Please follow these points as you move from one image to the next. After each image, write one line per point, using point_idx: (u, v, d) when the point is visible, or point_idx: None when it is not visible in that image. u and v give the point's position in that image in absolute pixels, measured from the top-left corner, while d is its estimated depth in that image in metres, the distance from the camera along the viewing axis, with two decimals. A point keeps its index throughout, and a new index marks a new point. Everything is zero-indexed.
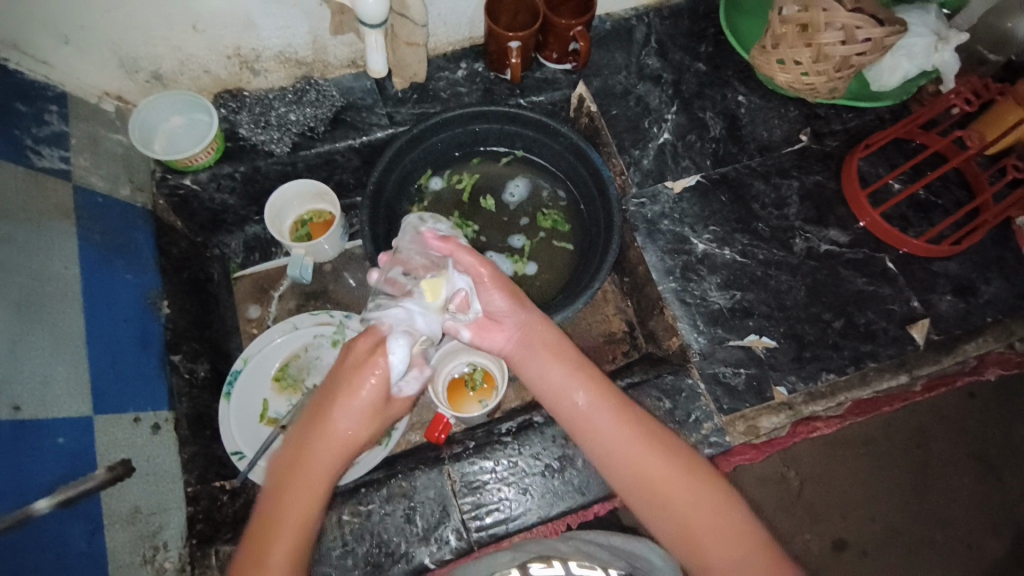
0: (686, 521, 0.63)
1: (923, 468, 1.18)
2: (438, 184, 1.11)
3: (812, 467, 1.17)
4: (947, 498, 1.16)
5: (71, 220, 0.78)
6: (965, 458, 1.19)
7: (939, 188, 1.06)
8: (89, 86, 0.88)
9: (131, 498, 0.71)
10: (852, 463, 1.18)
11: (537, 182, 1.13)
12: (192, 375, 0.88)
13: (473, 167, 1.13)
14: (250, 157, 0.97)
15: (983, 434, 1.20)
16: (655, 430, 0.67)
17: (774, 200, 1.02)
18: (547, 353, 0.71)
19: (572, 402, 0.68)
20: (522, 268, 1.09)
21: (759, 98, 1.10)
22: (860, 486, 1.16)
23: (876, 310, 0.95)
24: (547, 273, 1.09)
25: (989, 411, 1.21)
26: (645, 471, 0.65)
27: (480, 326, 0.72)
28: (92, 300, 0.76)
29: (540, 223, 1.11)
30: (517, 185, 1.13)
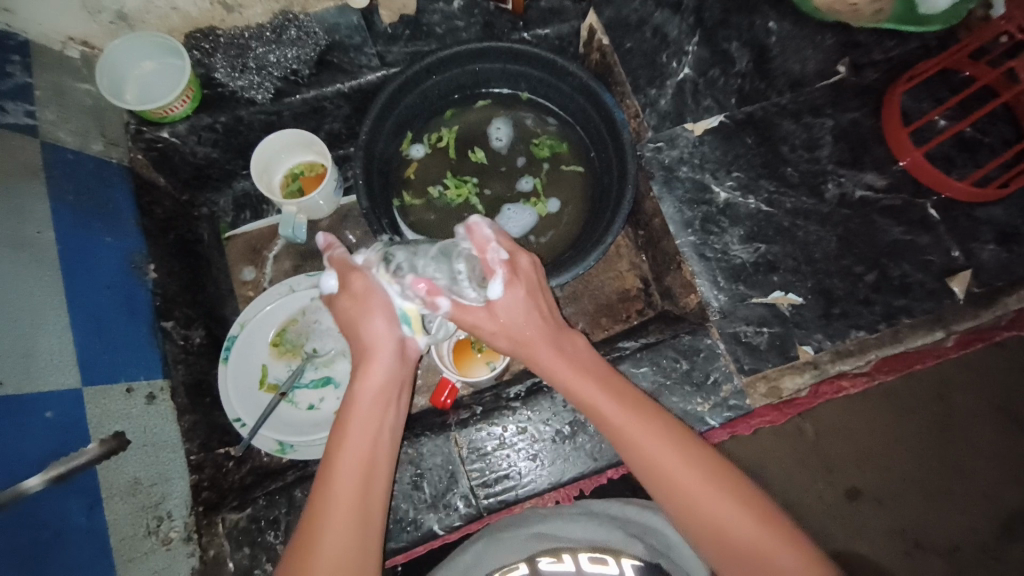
0: (721, 535, 0.56)
1: (942, 419, 1.14)
2: (420, 151, 1.03)
3: (830, 423, 1.14)
4: (968, 449, 1.13)
5: (41, 179, 0.72)
6: (987, 407, 1.14)
7: (987, 125, 0.95)
8: (51, 30, 0.78)
9: (129, 470, 0.69)
10: (870, 421, 1.14)
11: (517, 114, 1.05)
12: (186, 342, 0.85)
13: (448, 121, 1.04)
14: (230, 106, 0.89)
15: (1009, 382, 1.15)
16: (691, 444, 0.60)
17: (805, 141, 0.93)
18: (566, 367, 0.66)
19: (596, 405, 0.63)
20: (543, 209, 1.02)
21: (792, 25, 0.98)
22: (877, 437, 1.13)
23: (912, 261, 0.88)
24: (571, 204, 1.02)
25: (1016, 361, 1.16)
26: (676, 481, 0.58)
27: None
28: (71, 266, 0.71)
29: (536, 152, 1.04)
30: (499, 126, 1.04)
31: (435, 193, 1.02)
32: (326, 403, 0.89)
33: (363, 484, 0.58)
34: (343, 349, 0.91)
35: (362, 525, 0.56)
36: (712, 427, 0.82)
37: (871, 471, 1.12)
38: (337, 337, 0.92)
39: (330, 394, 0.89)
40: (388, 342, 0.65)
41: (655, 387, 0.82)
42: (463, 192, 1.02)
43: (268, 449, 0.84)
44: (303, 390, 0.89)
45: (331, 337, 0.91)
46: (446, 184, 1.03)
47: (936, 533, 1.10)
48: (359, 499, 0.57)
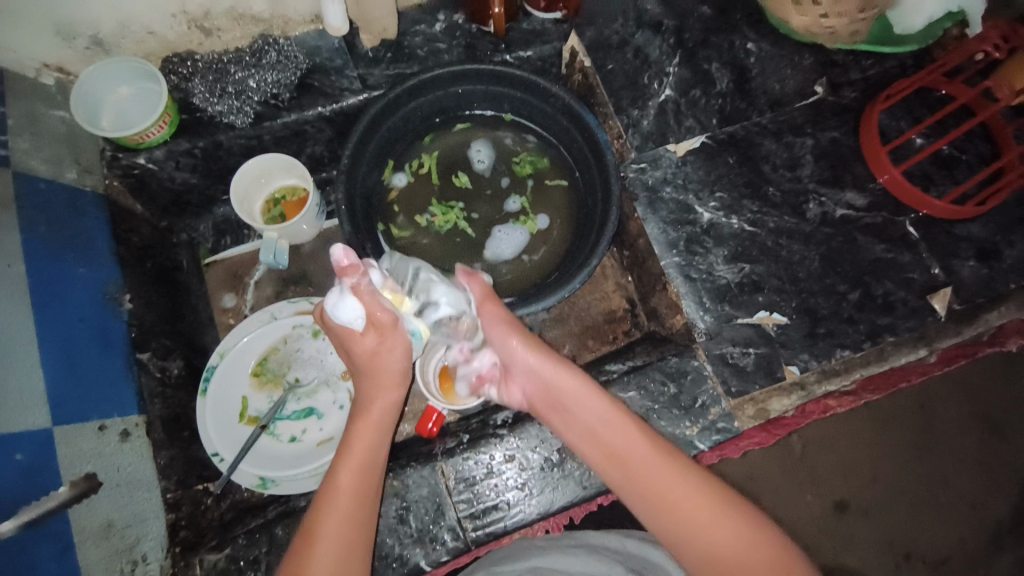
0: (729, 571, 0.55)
1: (925, 427, 1.14)
2: (402, 180, 1.03)
3: (820, 438, 1.13)
4: (949, 456, 1.14)
5: (10, 212, 0.70)
6: (967, 414, 1.15)
7: (962, 143, 0.97)
8: (26, 57, 0.77)
9: (103, 512, 0.67)
10: (856, 437, 1.14)
11: (498, 135, 1.04)
12: (164, 374, 0.82)
13: (426, 147, 1.03)
14: (209, 130, 0.87)
15: (987, 390, 1.16)
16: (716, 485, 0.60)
17: (786, 161, 0.94)
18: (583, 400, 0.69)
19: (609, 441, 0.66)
20: (533, 226, 1.02)
21: (771, 45, 0.99)
22: (863, 449, 1.13)
23: (894, 279, 0.88)
24: (560, 219, 1.02)
25: (994, 369, 1.17)
26: (683, 512, 0.59)
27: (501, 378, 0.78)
28: (42, 301, 0.69)
29: (518, 168, 1.04)
30: (479, 150, 1.04)
31: (422, 221, 1.02)
32: (309, 434, 0.87)
33: (357, 496, 0.62)
34: (325, 378, 0.89)
35: (358, 533, 0.60)
36: (700, 451, 0.81)
37: (861, 485, 1.12)
38: (320, 366, 0.90)
39: (312, 425, 0.87)
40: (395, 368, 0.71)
41: (643, 411, 0.82)
42: (450, 217, 1.02)
43: (248, 484, 0.81)
44: (285, 421, 0.87)
45: (314, 366, 0.89)
46: (433, 211, 1.02)
47: (922, 542, 1.11)
48: (358, 508, 0.62)
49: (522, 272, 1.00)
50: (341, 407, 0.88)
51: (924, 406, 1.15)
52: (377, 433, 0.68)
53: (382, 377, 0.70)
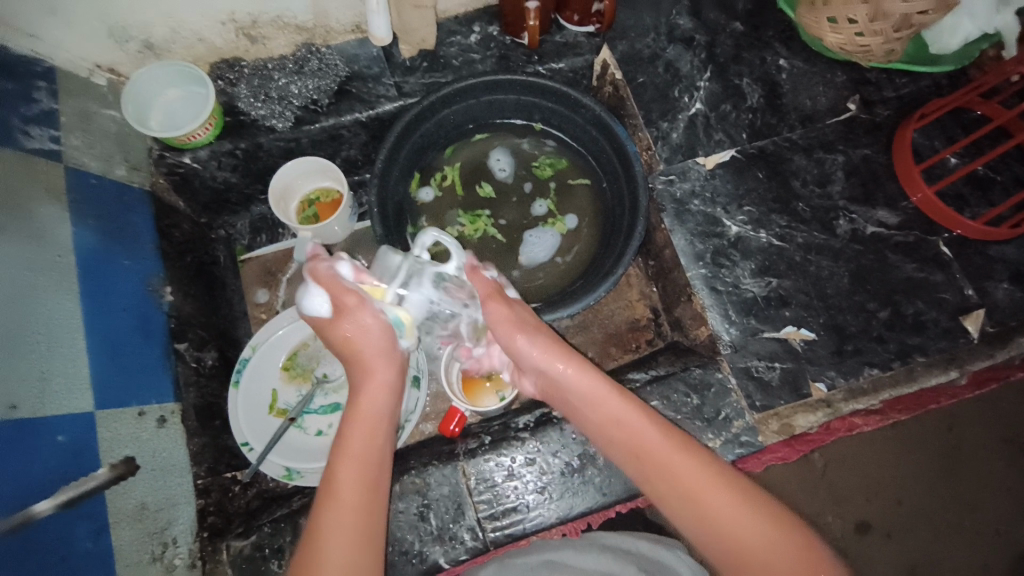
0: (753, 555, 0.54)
1: (950, 450, 1.12)
2: (428, 195, 1.05)
3: (844, 458, 1.11)
4: (976, 481, 1.11)
5: (63, 203, 0.73)
6: (996, 438, 1.12)
7: (998, 163, 0.96)
8: (78, 59, 0.80)
9: (137, 494, 0.69)
10: (878, 460, 1.11)
11: (515, 143, 1.07)
12: (198, 364, 0.85)
13: (449, 160, 1.06)
14: (251, 133, 0.91)
15: (1017, 414, 1.13)
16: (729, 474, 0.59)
17: (817, 176, 0.94)
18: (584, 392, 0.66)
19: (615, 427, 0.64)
20: (562, 226, 1.04)
21: (803, 62, 0.99)
22: (886, 470, 1.11)
23: (926, 299, 0.87)
24: (587, 215, 1.04)
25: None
26: (701, 501, 0.58)
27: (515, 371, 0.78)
28: (88, 288, 0.72)
29: (538, 171, 1.06)
30: (500, 158, 1.06)
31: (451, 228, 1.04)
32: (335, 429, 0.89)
33: (363, 482, 0.60)
34: None
35: (367, 524, 0.58)
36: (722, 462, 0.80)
37: (885, 509, 1.09)
38: None
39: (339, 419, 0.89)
40: (381, 350, 0.67)
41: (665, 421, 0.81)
42: (479, 226, 1.03)
43: (276, 474, 0.84)
44: (312, 415, 0.89)
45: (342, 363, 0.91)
46: (461, 221, 1.04)
47: (946, 569, 1.07)
48: (366, 498, 0.59)
49: (557, 275, 1.02)
50: None
51: (951, 432, 1.12)
52: (373, 425, 0.64)
53: (372, 367, 0.66)
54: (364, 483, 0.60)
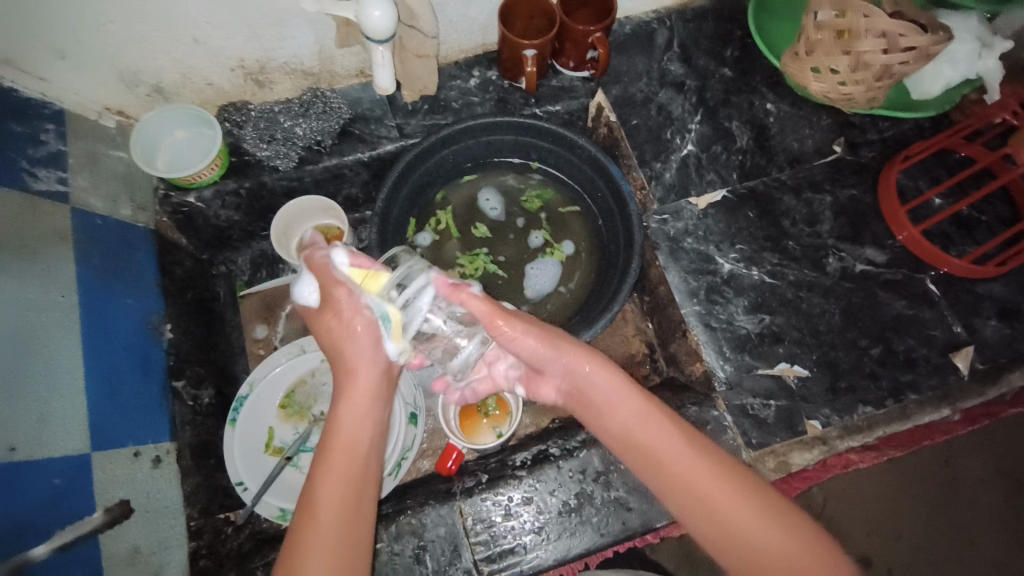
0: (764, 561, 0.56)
1: (947, 483, 1.11)
2: (426, 239, 1.06)
3: (842, 492, 1.11)
4: (974, 515, 1.10)
5: (68, 244, 0.74)
6: (992, 471, 1.12)
7: (981, 203, 0.99)
8: (87, 101, 0.83)
9: (130, 537, 0.68)
10: (877, 495, 1.11)
11: (503, 181, 1.09)
12: (195, 402, 0.85)
13: (440, 205, 1.08)
14: (255, 173, 0.93)
15: (1012, 447, 1.13)
16: (737, 475, 0.60)
17: (806, 216, 0.96)
18: (617, 388, 0.66)
19: (629, 426, 0.64)
20: (560, 253, 1.06)
21: (789, 106, 1.03)
22: (884, 503, 1.10)
23: (916, 336, 0.89)
24: (586, 245, 1.06)
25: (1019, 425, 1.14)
26: (709, 501, 0.59)
27: (529, 377, 0.74)
28: (90, 327, 0.73)
29: (527, 203, 1.08)
30: (489, 197, 1.08)
31: (450, 266, 1.06)
32: None
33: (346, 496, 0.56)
34: None
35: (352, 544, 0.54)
36: None
37: (884, 546, 1.08)
38: None
39: None
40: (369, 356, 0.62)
41: None
42: (479, 265, 1.05)
43: (270, 515, 0.83)
44: (307, 454, 0.89)
45: None
46: (461, 262, 1.06)
47: None
48: (348, 516, 0.55)
49: (557, 310, 1.03)
50: None
51: (947, 465, 1.12)
52: (363, 436, 0.60)
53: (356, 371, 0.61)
54: (347, 502, 0.56)
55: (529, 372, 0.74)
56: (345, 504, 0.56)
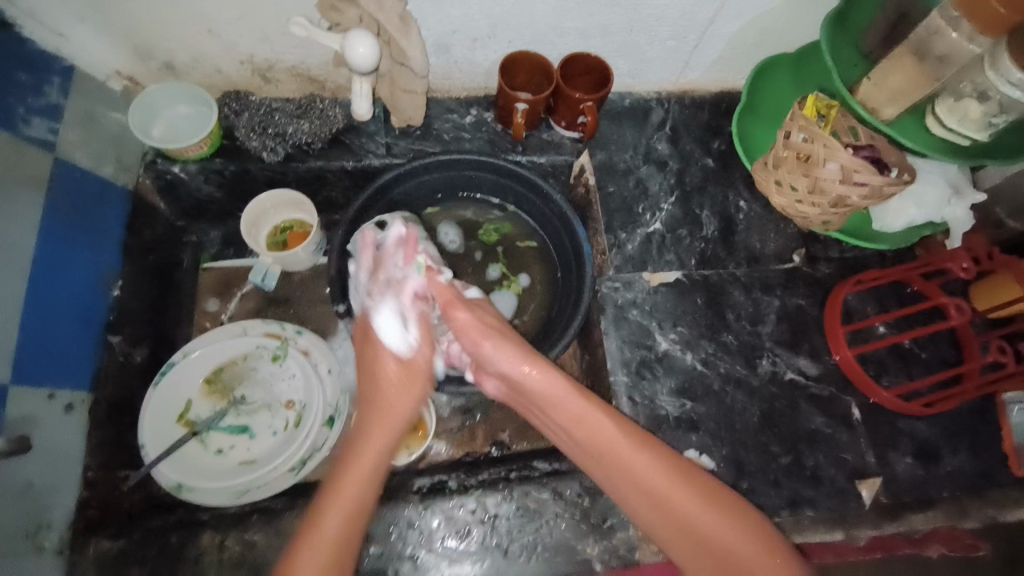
0: (699, 530, 0.70)
1: None
2: None
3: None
4: None
5: (41, 190, 0.78)
6: None
7: (926, 340, 1.01)
8: (99, 64, 0.88)
9: (25, 474, 0.72)
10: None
11: (466, 216, 1.12)
12: (126, 359, 0.89)
13: None
14: (243, 159, 0.98)
15: None
16: (676, 460, 0.74)
17: (750, 314, 0.99)
18: (567, 393, 0.77)
19: (579, 416, 0.77)
20: (516, 285, 1.10)
21: (761, 207, 1.07)
22: None
23: (826, 455, 0.91)
24: (542, 282, 1.10)
25: None
26: (648, 483, 0.73)
27: (475, 369, 0.86)
28: (39, 272, 0.77)
29: (484, 237, 1.12)
30: (447, 231, 1.10)
31: None
32: (235, 451, 0.90)
33: (350, 513, 0.70)
34: (269, 402, 0.93)
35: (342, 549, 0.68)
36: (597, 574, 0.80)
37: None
38: (268, 389, 0.94)
39: (241, 442, 0.90)
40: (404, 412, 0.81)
41: (552, 517, 0.82)
42: None
43: (164, 484, 0.83)
44: (219, 433, 0.91)
45: (263, 388, 0.94)
46: None
47: None
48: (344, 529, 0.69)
49: None
50: (273, 432, 0.91)
51: None
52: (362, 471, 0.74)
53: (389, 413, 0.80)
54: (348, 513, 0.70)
55: (474, 365, 0.86)
56: (343, 532, 0.69)
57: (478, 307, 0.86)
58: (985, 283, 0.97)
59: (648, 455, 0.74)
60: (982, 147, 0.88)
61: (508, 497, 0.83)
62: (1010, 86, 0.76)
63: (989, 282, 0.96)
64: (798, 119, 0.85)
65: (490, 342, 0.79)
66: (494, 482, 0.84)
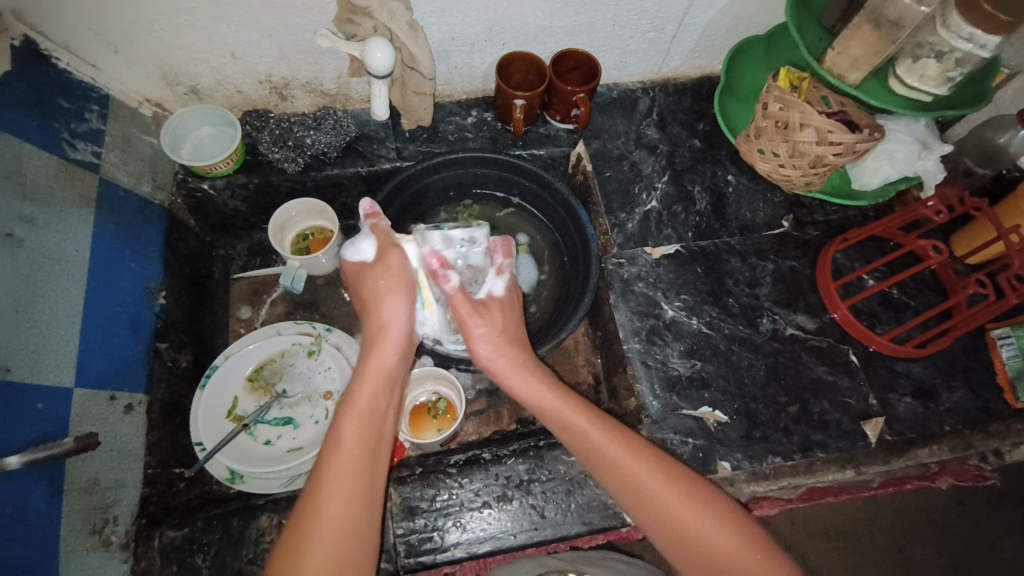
0: (677, 515, 0.69)
1: (900, 568, 1.13)
2: None
3: (820, 527, 1.16)
4: None
5: (90, 208, 0.86)
6: (944, 563, 1.14)
7: (913, 290, 1.07)
8: (130, 91, 0.97)
9: (92, 469, 0.76)
10: (855, 543, 1.15)
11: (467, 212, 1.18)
12: (173, 364, 0.94)
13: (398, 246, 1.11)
14: (265, 172, 1.05)
15: (966, 542, 1.15)
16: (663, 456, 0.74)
17: (748, 278, 1.06)
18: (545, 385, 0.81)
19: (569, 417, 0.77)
20: (520, 248, 1.17)
21: (749, 180, 1.15)
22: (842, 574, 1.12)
23: (831, 401, 0.97)
24: (544, 250, 1.17)
25: (977, 523, 1.17)
26: (631, 471, 0.72)
27: None
28: (94, 280, 0.83)
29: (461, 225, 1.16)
30: None
31: None
32: (282, 441, 0.96)
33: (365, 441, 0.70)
34: (308, 394, 1.00)
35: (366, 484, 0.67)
36: (627, 524, 0.86)
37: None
38: (307, 382, 1.01)
39: (287, 433, 0.97)
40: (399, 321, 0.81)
41: (581, 476, 0.88)
42: None
43: (218, 475, 0.89)
44: (265, 426, 0.97)
45: (301, 381, 1.00)
46: None
47: None
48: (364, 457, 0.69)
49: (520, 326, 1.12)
50: (316, 421, 0.98)
51: (903, 551, 1.14)
52: (373, 397, 0.74)
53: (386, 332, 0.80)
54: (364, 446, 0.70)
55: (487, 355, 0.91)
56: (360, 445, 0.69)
57: (501, 314, 0.87)
58: (964, 230, 1.06)
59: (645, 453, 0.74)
60: (945, 100, 0.98)
61: (539, 463, 0.88)
62: (959, 40, 0.87)
63: (966, 230, 1.06)
64: (774, 90, 0.94)
65: (504, 344, 0.84)
66: (524, 450, 0.89)
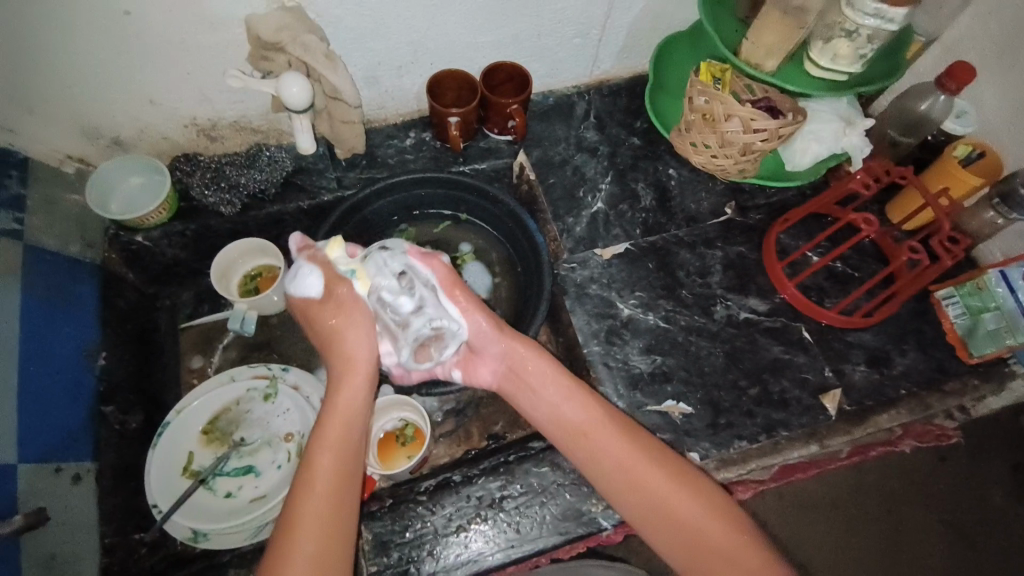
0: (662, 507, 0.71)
1: (892, 532, 1.15)
2: None
3: (806, 503, 1.17)
4: (918, 563, 1.13)
5: (15, 276, 0.82)
6: (932, 521, 1.16)
7: (857, 261, 1.11)
8: (51, 149, 0.93)
9: (48, 544, 0.73)
10: (844, 514, 1.17)
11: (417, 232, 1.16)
12: (122, 427, 0.91)
13: None
14: (202, 217, 1.03)
15: (952, 498, 1.18)
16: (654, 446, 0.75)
17: (698, 268, 1.08)
18: (550, 384, 0.80)
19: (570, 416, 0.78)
20: (466, 258, 1.16)
21: (690, 172, 1.17)
22: (835, 546, 1.14)
23: (791, 378, 0.99)
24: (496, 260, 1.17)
25: (958, 477, 1.20)
26: (621, 461, 0.74)
27: (467, 363, 0.86)
28: (27, 350, 0.80)
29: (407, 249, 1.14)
30: None
31: None
32: (244, 491, 0.93)
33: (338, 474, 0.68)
34: (268, 439, 0.97)
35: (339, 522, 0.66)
36: (605, 529, 0.86)
37: (852, 560, 1.13)
38: (266, 427, 0.98)
39: (248, 482, 0.93)
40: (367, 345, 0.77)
41: (553, 486, 0.87)
42: None
43: (180, 536, 0.86)
44: (224, 478, 0.94)
45: (259, 427, 0.97)
46: None
47: None
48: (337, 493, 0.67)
49: None
50: (278, 466, 0.95)
51: (892, 515, 1.16)
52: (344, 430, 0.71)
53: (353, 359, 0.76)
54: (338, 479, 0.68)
55: (466, 357, 0.86)
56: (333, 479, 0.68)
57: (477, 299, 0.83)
58: (898, 198, 1.10)
59: (615, 429, 0.76)
60: (862, 77, 1.01)
61: (510, 479, 0.87)
62: (865, 18, 0.89)
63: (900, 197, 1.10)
64: (697, 84, 0.96)
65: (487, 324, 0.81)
66: (494, 467, 0.89)
